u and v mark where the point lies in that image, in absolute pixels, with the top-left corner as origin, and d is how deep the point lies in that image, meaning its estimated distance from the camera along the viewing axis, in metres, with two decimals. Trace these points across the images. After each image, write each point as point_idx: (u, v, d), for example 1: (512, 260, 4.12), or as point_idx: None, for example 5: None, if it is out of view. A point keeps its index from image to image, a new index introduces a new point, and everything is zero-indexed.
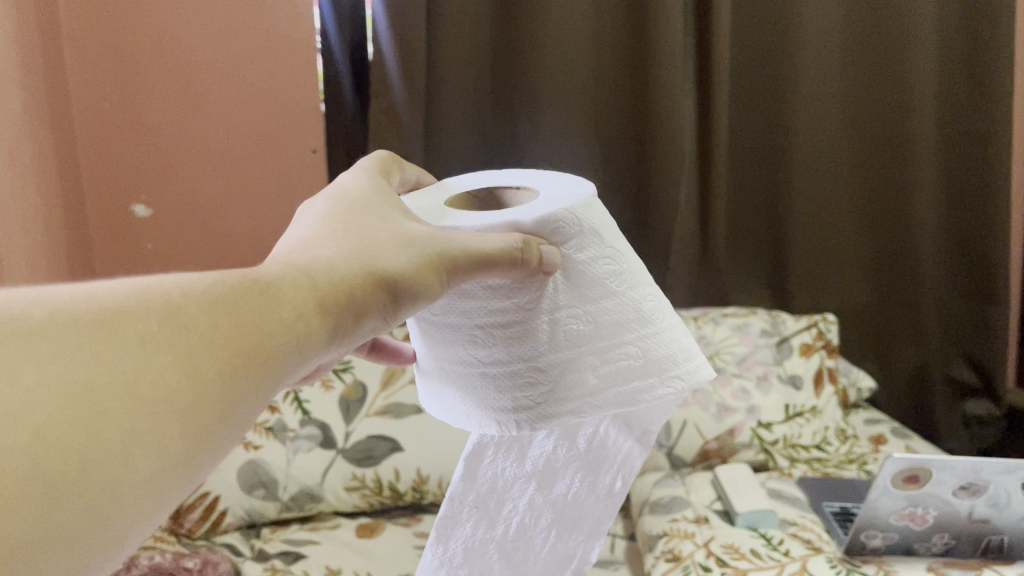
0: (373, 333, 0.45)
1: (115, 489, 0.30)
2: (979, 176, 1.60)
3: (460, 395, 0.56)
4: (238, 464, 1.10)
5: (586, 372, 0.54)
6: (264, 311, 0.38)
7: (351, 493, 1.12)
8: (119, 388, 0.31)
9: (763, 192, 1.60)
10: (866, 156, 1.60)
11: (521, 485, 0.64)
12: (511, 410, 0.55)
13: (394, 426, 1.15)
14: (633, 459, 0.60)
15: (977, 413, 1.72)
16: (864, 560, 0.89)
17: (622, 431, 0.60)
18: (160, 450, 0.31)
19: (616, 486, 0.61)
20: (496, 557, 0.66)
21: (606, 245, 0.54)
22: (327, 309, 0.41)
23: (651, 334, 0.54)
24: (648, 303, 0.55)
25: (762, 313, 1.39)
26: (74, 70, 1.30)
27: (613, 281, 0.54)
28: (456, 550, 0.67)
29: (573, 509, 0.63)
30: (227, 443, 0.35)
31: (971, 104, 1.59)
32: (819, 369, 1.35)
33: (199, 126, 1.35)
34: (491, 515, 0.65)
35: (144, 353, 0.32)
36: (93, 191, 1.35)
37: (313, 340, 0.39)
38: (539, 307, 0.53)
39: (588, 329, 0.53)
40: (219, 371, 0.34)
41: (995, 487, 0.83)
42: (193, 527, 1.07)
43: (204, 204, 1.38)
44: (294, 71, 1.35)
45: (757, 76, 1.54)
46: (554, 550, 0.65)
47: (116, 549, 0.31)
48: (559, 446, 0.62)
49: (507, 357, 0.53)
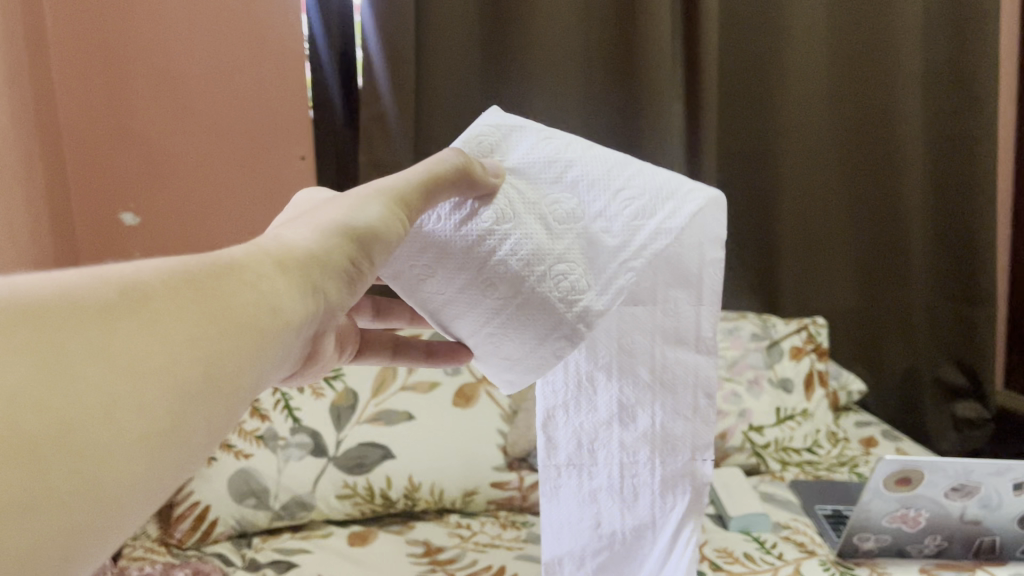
0: (351, 292, 0.45)
1: (99, 456, 0.27)
2: (966, 174, 1.61)
3: (505, 327, 0.55)
4: (229, 474, 1.09)
5: (605, 230, 0.55)
6: (232, 273, 0.36)
7: (342, 501, 1.11)
8: (89, 352, 0.28)
9: (752, 196, 1.60)
10: (853, 154, 1.60)
11: (607, 429, 0.66)
12: (562, 301, 0.53)
13: (385, 434, 1.15)
14: (703, 370, 0.63)
15: (967, 415, 1.72)
16: (857, 562, 0.90)
17: (678, 348, 0.63)
18: (144, 414, 0.28)
19: (702, 405, 0.64)
20: (611, 501, 0.67)
21: (538, 148, 0.58)
22: (298, 269, 0.40)
23: (626, 177, 0.57)
24: (609, 156, 0.58)
25: (753, 317, 1.39)
26: (60, 79, 1.29)
27: (566, 153, 0.57)
28: (570, 501, 0.69)
29: (665, 437, 0.65)
30: (216, 409, 0.32)
31: (956, 105, 1.59)
32: (810, 372, 1.34)
33: (187, 133, 1.34)
34: (586, 463, 0.67)
35: (111, 318, 0.29)
36: (81, 201, 1.34)
37: (287, 308, 0.38)
38: (515, 199, 0.55)
39: (571, 195, 0.56)
40: (196, 334, 0.32)
41: (987, 488, 0.83)
42: (183, 537, 1.06)
43: (192, 211, 1.37)
44: (282, 78, 1.34)
45: (745, 78, 1.55)
46: (663, 480, 0.66)
47: (112, 524, 0.27)
48: (625, 388, 0.65)
49: (521, 253, 0.54)
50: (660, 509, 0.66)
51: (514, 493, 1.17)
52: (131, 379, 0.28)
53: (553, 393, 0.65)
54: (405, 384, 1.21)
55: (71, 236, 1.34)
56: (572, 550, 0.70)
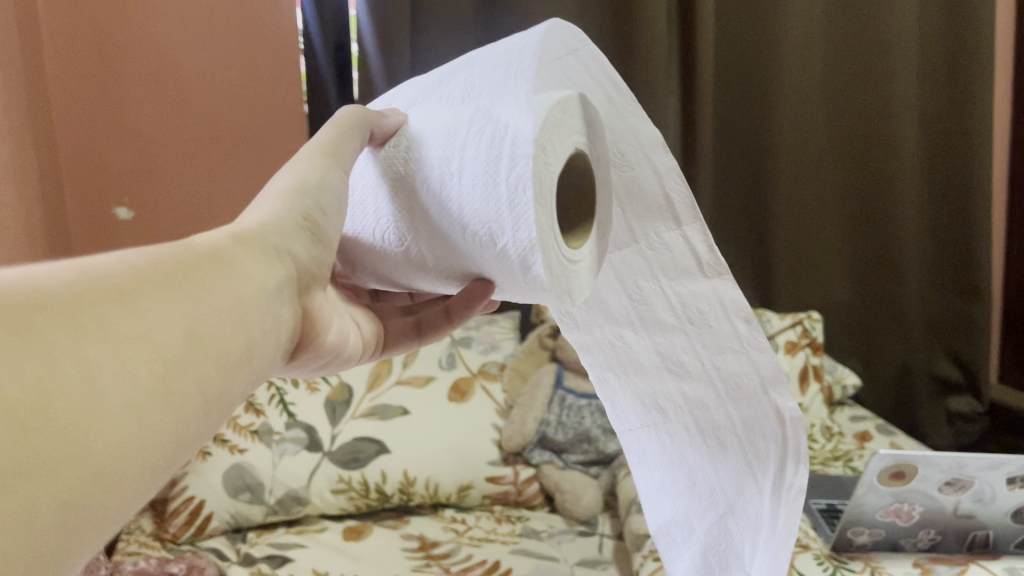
0: (309, 273, 0.48)
1: (94, 416, 0.28)
2: (960, 170, 1.61)
3: (462, 225, 0.50)
4: (223, 468, 1.09)
5: (481, 97, 0.50)
6: (178, 262, 0.37)
7: (337, 495, 1.11)
8: (64, 323, 0.29)
9: (748, 191, 1.61)
10: (848, 149, 1.61)
11: (659, 380, 0.66)
12: (483, 168, 0.48)
13: (380, 429, 1.15)
14: (731, 295, 0.61)
15: (963, 410, 1.71)
16: (851, 557, 0.90)
17: (684, 279, 0.62)
18: (126, 376, 0.30)
19: (742, 329, 0.61)
20: (700, 458, 0.65)
21: (431, 82, 0.57)
22: (252, 255, 0.42)
23: (496, 50, 0.54)
24: (477, 55, 0.55)
25: (748, 312, 1.39)
26: (53, 72, 1.28)
27: (440, 77, 0.56)
28: (660, 470, 0.67)
29: (726, 371, 0.62)
30: (195, 370, 0.34)
31: (951, 101, 1.60)
32: (805, 367, 1.34)
33: (181, 127, 1.34)
34: (659, 422, 0.66)
35: (75, 294, 0.30)
36: (74, 198, 1.34)
37: (239, 283, 0.40)
38: (404, 131, 0.54)
39: (451, 95, 0.53)
40: (160, 306, 0.33)
41: (980, 483, 0.84)
42: (177, 532, 1.06)
43: (186, 205, 1.37)
44: (277, 72, 1.34)
45: (740, 73, 1.55)
46: (746, 423, 0.62)
47: (118, 481, 0.29)
48: (656, 336, 0.65)
49: (427, 163, 0.51)
50: (762, 458, 0.61)
51: (509, 488, 1.18)
52: (107, 347, 0.30)
53: (593, 361, 0.67)
54: (400, 379, 1.20)
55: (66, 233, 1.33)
56: (677, 518, 0.66)
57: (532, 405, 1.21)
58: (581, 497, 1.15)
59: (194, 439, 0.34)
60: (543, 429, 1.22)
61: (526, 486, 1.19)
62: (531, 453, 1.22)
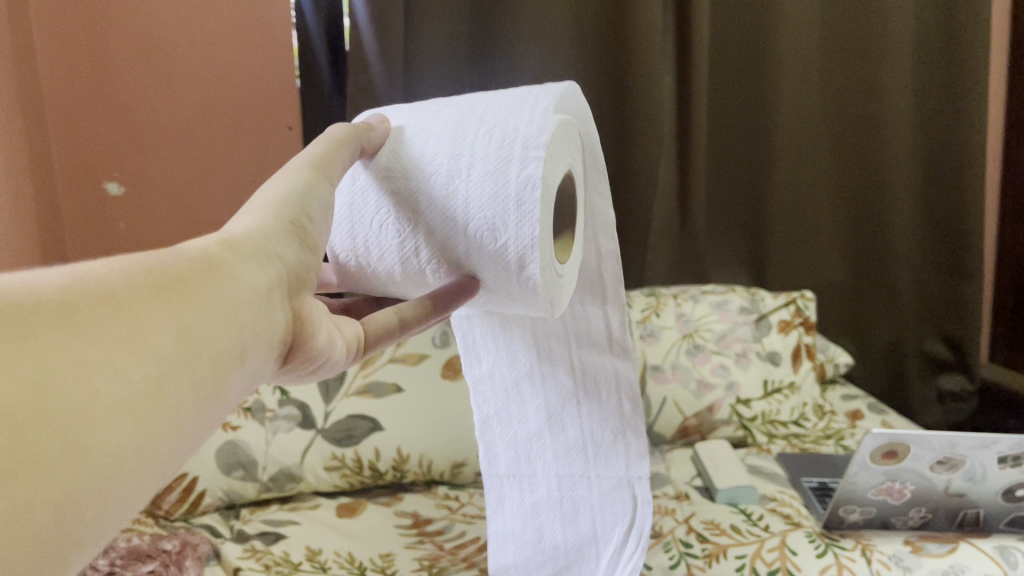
0: (301, 275, 0.48)
1: (87, 418, 0.28)
2: (955, 150, 1.61)
3: (469, 245, 0.55)
4: (217, 445, 1.09)
5: (489, 133, 0.55)
6: (174, 264, 0.37)
7: (331, 472, 1.11)
8: (55, 326, 0.29)
9: (742, 170, 1.60)
10: (843, 129, 1.60)
11: (541, 436, 0.79)
12: (501, 199, 0.53)
13: (373, 406, 1.14)
14: (619, 375, 0.77)
15: (951, 388, 1.73)
16: (841, 534, 0.91)
17: (592, 351, 0.77)
18: (120, 375, 0.30)
19: (625, 408, 0.77)
20: (558, 517, 0.80)
21: (422, 108, 0.61)
22: (242, 257, 0.42)
23: (493, 97, 0.58)
24: (466, 97, 0.60)
25: (742, 290, 1.39)
26: (42, 45, 1.26)
27: (428, 109, 0.60)
28: (517, 518, 0.82)
29: (598, 443, 0.78)
30: (190, 369, 0.34)
31: (946, 80, 1.59)
32: (797, 345, 1.35)
33: (172, 101, 1.32)
34: (527, 475, 0.80)
35: (68, 298, 0.31)
36: (68, 188, 1.33)
37: (236, 283, 0.40)
38: (401, 151, 0.57)
39: (451, 124, 0.57)
40: (156, 308, 0.34)
41: (972, 462, 0.84)
42: (172, 508, 1.05)
43: (178, 181, 1.36)
44: (269, 46, 1.32)
45: (735, 50, 1.53)
46: (599, 495, 0.79)
47: (115, 480, 0.29)
48: (551, 394, 0.78)
49: (433, 182, 0.55)
50: (601, 527, 0.79)
51: None
52: (105, 347, 0.30)
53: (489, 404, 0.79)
54: (392, 357, 1.20)
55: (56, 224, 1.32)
56: (518, 561, 0.82)
57: None
58: None
59: (186, 440, 0.34)
60: None
61: None
62: None
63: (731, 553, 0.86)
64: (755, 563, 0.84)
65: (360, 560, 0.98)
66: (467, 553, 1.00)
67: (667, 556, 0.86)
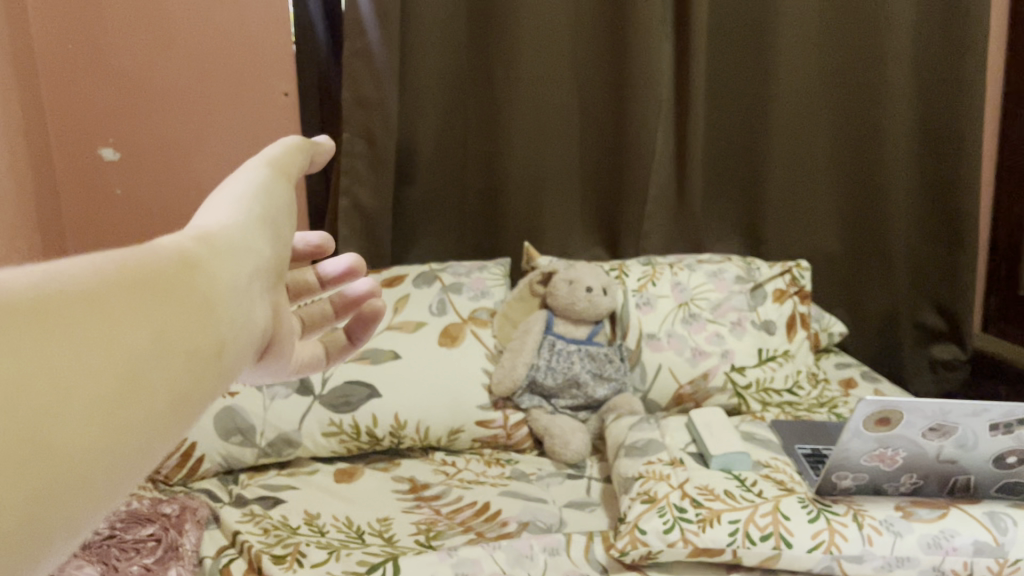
0: (273, 268, 0.45)
1: (45, 424, 0.25)
2: (951, 119, 1.61)
3: None
4: (215, 411, 1.09)
5: None
6: (151, 259, 0.34)
7: (329, 438, 1.12)
8: (20, 321, 0.26)
9: (738, 138, 1.60)
10: (841, 98, 1.60)
11: None
12: None
13: (371, 372, 1.15)
14: None
15: (943, 357, 1.73)
16: (834, 500, 0.92)
17: None
18: (86, 378, 0.27)
19: None
20: None
21: None
22: (223, 255, 0.39)
23: None
24: None
25: (737, 260, 1.40)
26: (35, 7, 1.25)
27: None
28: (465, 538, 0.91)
29: None
30: (168, 371, 0.31)
31: (945, 48, 1.59)
32: (792, 315, 1.35)
33: (167, 65, 1.31)
34: None
35: (36, 291, 0.28)
36: (77, 210, 1.36)
37: (216, 279, 0.37)
38: None
39: None
40: (129, 306, 0.31)
41: (963, 429, 0.85)
42: (171, 473, 1.07)
43: (173, 146, 1.35)
44: (266, 11, 1.31)
45: (734, 17, 1.52)
46: None
47: (76, 494, 0.26)
48: None
49: None
50: None
51: (498, 432, 1.19)
52: (66, 350, 0.27)
53: None
54: (391, 324, 1.21)
55: (62, 238, 1.35)
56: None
57: (522, 349, 1.21)
58: (570, 440, 1.15)
59: (152, 453, 0.30)
60: (533, 374, 1.21)
61: (515, 430, 1.20)
62: (520, 397, 1.22)
63: (724, 517, 0.89)
64: (749, 528, 0.87)
65: (359, 525, 1.00)
66: (465, 517, 1.03)
67: (662, 519, 0.89)
